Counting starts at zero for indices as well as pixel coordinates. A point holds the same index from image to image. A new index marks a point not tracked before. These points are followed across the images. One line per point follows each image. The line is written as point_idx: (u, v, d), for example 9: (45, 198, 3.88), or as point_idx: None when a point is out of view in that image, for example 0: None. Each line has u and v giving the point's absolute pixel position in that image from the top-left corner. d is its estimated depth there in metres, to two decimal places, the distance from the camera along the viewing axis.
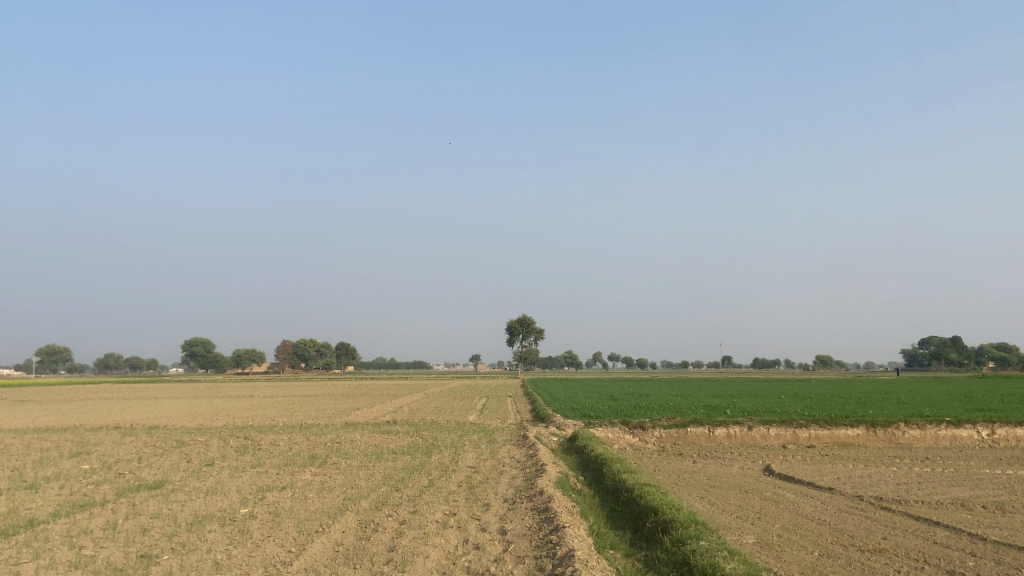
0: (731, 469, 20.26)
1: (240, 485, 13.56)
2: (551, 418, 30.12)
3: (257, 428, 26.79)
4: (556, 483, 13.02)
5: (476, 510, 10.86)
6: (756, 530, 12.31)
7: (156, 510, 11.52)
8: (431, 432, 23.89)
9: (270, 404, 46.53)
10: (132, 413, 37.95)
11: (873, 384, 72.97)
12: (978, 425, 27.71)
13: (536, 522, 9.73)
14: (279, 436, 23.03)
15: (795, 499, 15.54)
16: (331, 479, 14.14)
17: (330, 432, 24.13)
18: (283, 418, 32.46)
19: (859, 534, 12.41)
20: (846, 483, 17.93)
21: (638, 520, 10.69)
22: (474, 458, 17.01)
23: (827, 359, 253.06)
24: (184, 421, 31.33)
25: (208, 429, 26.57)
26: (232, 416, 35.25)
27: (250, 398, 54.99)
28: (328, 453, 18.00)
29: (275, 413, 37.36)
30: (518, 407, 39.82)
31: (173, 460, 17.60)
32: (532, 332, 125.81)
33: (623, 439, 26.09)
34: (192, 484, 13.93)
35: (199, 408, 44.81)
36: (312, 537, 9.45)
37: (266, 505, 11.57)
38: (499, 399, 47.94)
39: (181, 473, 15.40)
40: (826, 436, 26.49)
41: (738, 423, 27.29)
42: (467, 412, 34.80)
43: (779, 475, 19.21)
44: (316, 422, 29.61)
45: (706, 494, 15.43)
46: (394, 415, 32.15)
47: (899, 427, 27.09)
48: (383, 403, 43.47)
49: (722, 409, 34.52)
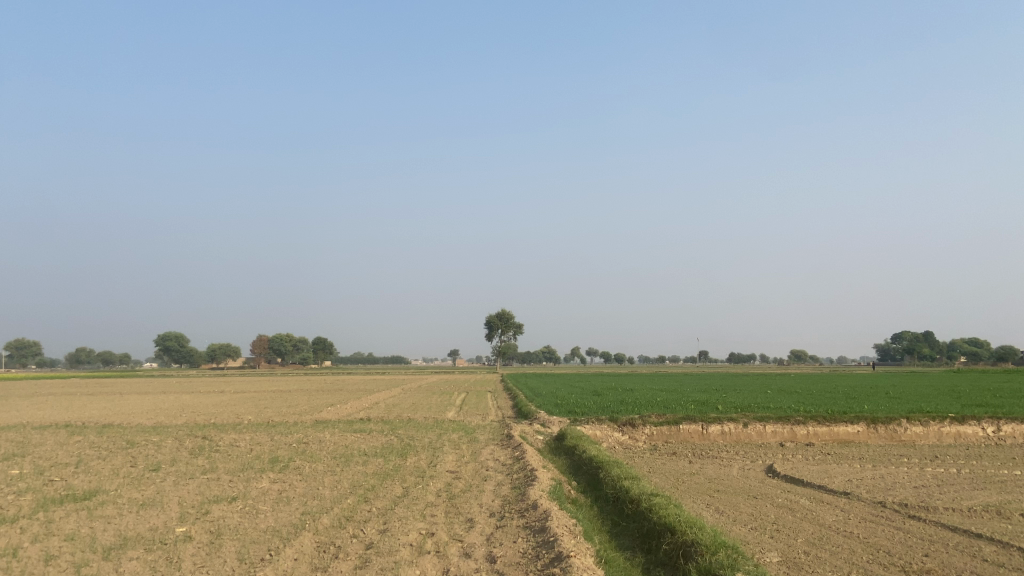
0: (731, 470, 18.67)
1: (183, 496, 11.73)
2: (534, 416, 28.43)
3: (218, 427, 24.83)
4: (550, 493, 11.25)
5: (458, 529, 9.12)
6: (778, 546, 10.68)
7: (74, 530, 9.71)
8: (406, 430, 22.17)
9: (238, 400, 44.39)
10: (87, 410, 35.72)
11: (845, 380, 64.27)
12: (983, 421, 26.39)
13: (532, 548, 8.00)
14: (241, 435, 21.22)
15: (811, 505, 13.93)
16: (290, 488, 12.32)
17: (297, 431, 22.32)
18: (247, 416, 30.35)
19: (896, 550, 10.83)
20: (861, 486, 16.39)
21: (650, 540, 9.09)
22: (454, 461, 15.24)
23: (802, 354, 254.42)
24: (141, 419, 29.21)
25: (164, 428, 24.59)
26: (194, 413, 33.07)
27: (219, 394, 52.78)
28: (291, 456, 16.21)
29: (242, 409, 35.47)
30: (499, 403, 38.03)
31: (115, 463, 15.76)
32: (512, 327, 124.74)
33: (612, 438, 24.47)
34: (127, 495, 12.09)
35: (163, 403, 42.49)
36: (254, 568, 7.65)
37: (207, 524, 9.74)
38: (479, 395, 46.21)
39: (118, 480, 13.56)
40: (826, 433, 25.01)
41: (733, 419, 25.75)
42: (445, 409, 33.03)
43: (786, 477, 17.62)
44: (282, 420, 27.62)
45: (712, 501, 13.78)
46: (368, 413, 30.23)
47: (901, 424, 25.71)
48: (359, 399, 41.55)
49: (711, 405, 32.99)
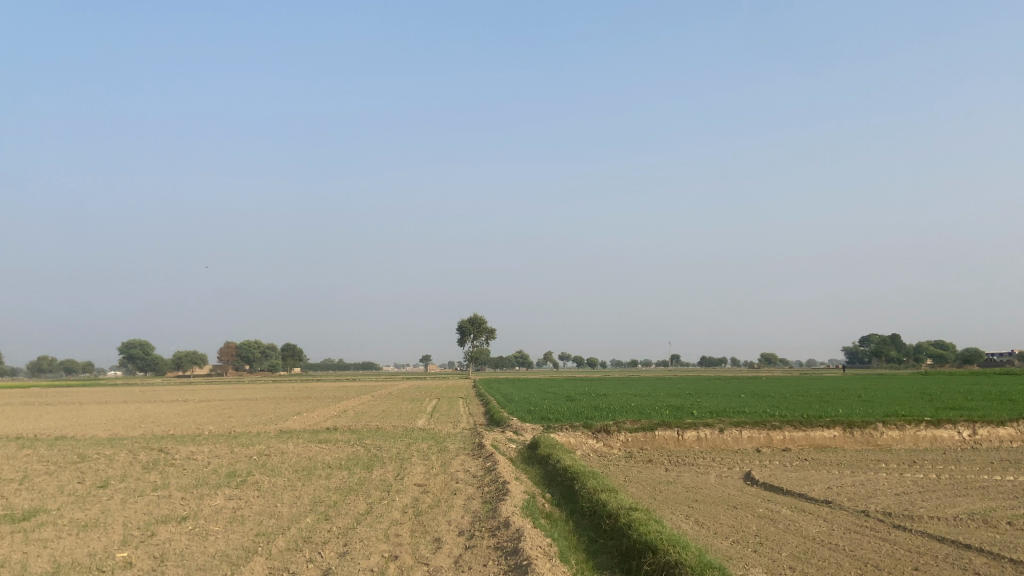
0: (708, 477, 18.18)
1: (128, 516, 10.92)
2: (507, 423, 27.76)
3: (178, 438, 23.83)
4: (522, 509, 10.60)
5: (424, 551, 8.44)
6: (763, 561, 10.16)
7: (4, 556, 8.86)
8: (374, 440, 21.36)
9: (201, 409, 43.11)
10: (42, 421, 34.37)
11: (816, 384, 64.38)
12: (958, 425, 26.22)
13: (503, 573, 7.34)
14: (200, 447, 20.35)
15: (793, 515, 13.42)
16: (245, 506, 11.53)
17: (259, 442, 21.44)
18: (209, 426, 29.32)
19: (884, 564, 10.35)
20: (841, 493, 15.97)
21: (630, 560, 8.55)
22: (421, 473, 14.52)
23: (771, 356, 256.78)
24: (98, 430, 28.07)
25: (120, 440, 23.54)
26: (155, 423, 31.90)
27: (183, 403, 51.39)
28: (250, 470, 15.40)
29: (205, 419, 34.33)
30: (470, 410, 37.28)
31: (61, 480, 14.84)
32: (484, 333, 123.94)
33: (587, 446, 23.90)
34: (68, 515, 11.24)
35: (123, 414, 41.01)
36: None
37: (150, 549, 8.95)
38: (450, 401, 45.36)
39: (61, 499, 12.67)
40: (802, 439, 24.67)
41: (709, 425, 25.32)
42: (416, 416, 32.25)
43: (765, 485, 17.10)
44: (246, 430, 26.67)
45: (691, 512, 13.25)
46: (335, 421, 29.35)
47: (877, 428, 25.46)
48: (328, 407, 40.54)
49: (686, 409, 32.56)
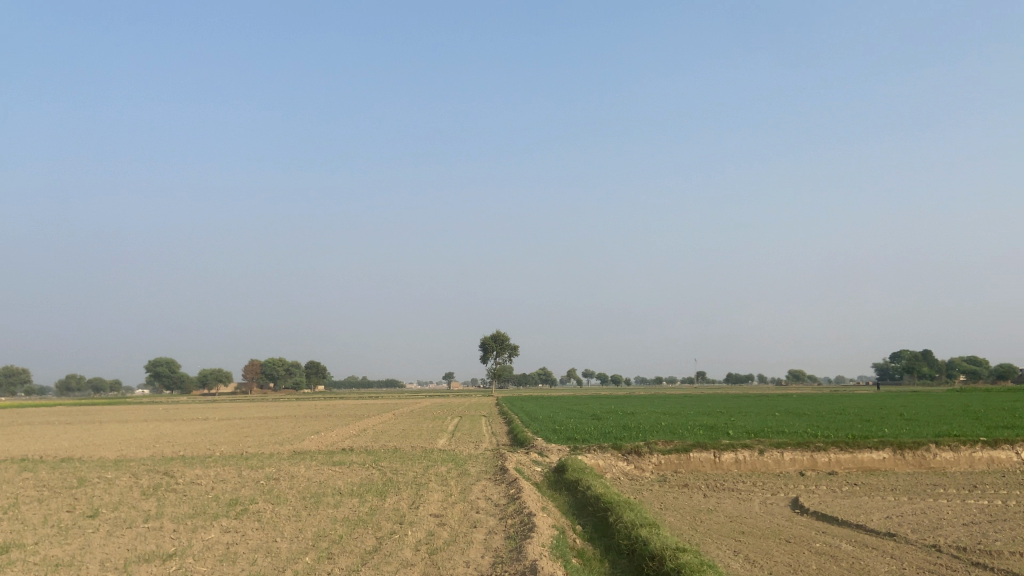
0: (752, 505, 16.69)
1: (108, 554, 9.69)
2: (532, 444, 26.38)
3: (185, 460, 22.68)
4: (552, 549, 9.24)
5: None
6: None
7: None
8: (389, 462, 20.03)
9: (219, 429, 42.02)
10: (54, 441, 33.40)
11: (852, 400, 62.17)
12: (1017, 445, 24.37)
13: None
14: (205, 471, 19.11)
15: (855, 551, 11.95)
16: (240, 541, 10.27)
17: (269, 465, 20.22)
18: (222, 446, 28.15)
19: None
20: (904, 524, 14.41)
21: None
22: (439, 502, 13.20)
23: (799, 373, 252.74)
24: (108, 451, 27.01)
25: (128, 462, 22.46)
26: (168, 443, 30.78)
27: (202, 422, 50.22)
28: (253, 497, 14.15)
29: (220, 438, 33.19)
30: (493, 429, 35.81)
31: (51, 508, 13.68)
32: (507, 349, 122.37)
33: (617, 468, 22.50)
34: (42, 552, 10.05)
35: (141, 433, 39.93)
36: None
37: None
38: (473, 420, 43.91)
39: (41, 531, 11.48)
40: (849, 461, 23.03)
41: (748, 446, 23.70)
42: (436, 437, 30.88)
43: (817, 514, 15.54)
44: (258, 451, 25.48)
45: (740, 547, 11.84)
46: (351, 442, 28.14)
47: (930, 449, 23.73)
48: (346, 426, 39.15)
49: (721, 429, 30.91)
